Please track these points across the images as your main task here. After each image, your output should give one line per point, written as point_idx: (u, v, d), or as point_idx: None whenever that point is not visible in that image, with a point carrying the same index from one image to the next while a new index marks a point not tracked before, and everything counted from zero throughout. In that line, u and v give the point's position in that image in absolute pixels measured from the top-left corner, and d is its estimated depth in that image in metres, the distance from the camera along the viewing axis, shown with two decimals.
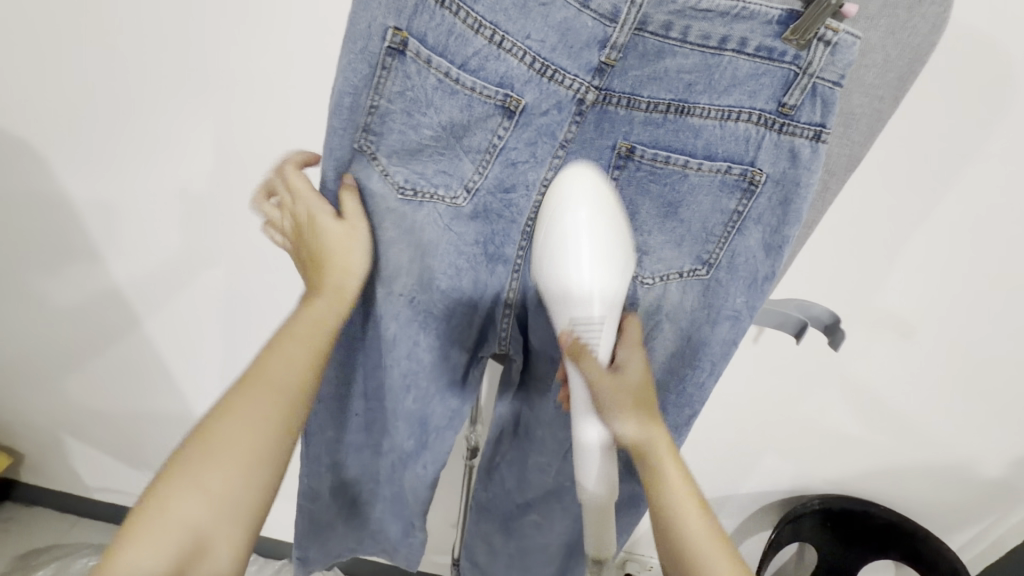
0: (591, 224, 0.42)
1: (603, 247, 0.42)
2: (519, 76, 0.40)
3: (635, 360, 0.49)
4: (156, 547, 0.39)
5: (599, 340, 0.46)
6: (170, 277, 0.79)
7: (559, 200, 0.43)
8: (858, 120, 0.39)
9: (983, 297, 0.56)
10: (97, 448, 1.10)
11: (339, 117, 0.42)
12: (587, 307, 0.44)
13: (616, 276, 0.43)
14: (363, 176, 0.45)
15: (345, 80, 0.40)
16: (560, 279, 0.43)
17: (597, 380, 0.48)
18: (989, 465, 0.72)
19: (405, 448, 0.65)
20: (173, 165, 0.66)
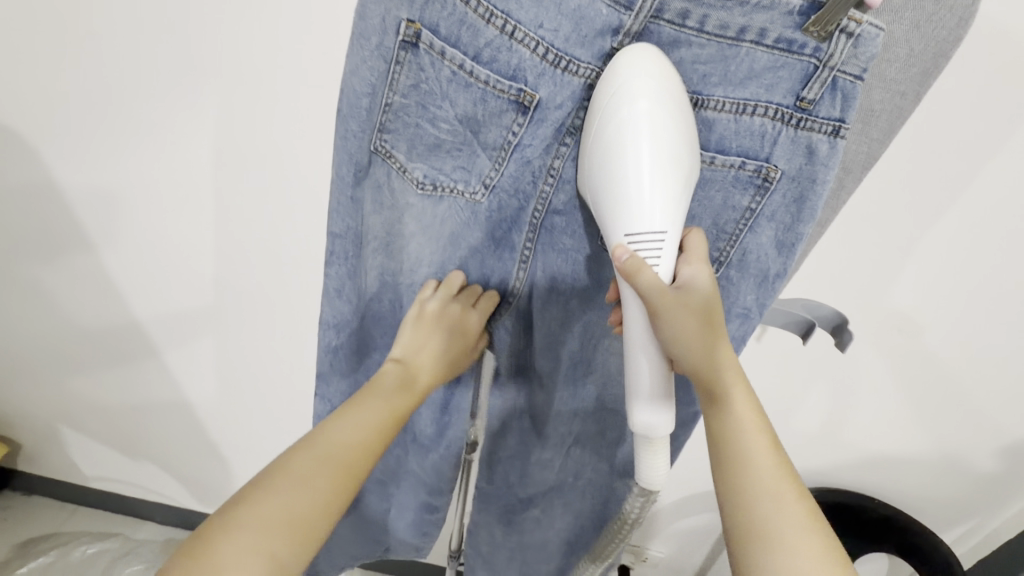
0: (650, 127, 0.35)
1: (665, 148, 0.36)
2: (533, 68, 0.39)
3: (703, 278, 0.41)
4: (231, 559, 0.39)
5: (662, 251, 0.38)
6: (169, 268, 0.81)
7: (614, 89, 0.36)
8: (878, 116, 0.38)
9: (993, 297, 0.55)
10: (95, 438, 1.13)
11: (356, 117, 0.42)
12: (646, 218, 0.37)
13: (683, 173, 0.36)
14: (385, 174, 0.47)
15: (360, 78, 0.40)
16: (616, 174, 0.37)
17: (662, 303, 0.39)
18: (980, 458, 0.70)
19: (427, 434, 0.72)
20: (164, 153, 0.67)
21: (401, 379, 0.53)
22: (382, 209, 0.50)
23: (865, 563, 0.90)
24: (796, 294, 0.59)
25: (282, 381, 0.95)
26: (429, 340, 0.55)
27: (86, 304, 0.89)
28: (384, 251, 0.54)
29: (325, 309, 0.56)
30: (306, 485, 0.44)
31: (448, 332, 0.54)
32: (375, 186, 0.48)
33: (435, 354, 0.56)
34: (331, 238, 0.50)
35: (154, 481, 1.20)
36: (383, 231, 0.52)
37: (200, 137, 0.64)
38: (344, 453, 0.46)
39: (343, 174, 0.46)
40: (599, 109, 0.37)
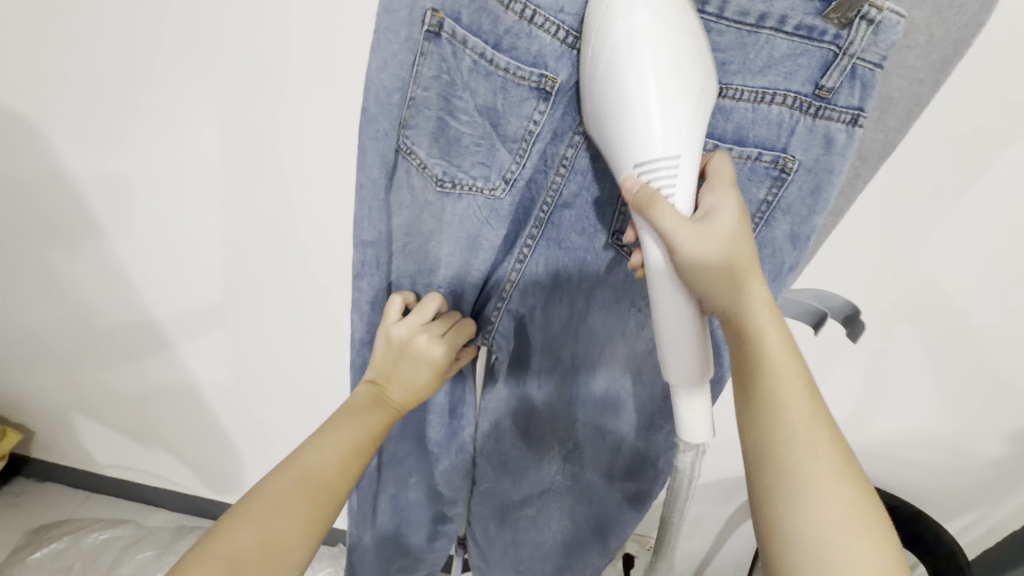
0: (649, 37, 0.34)
1: (666, 56, 0.34)
2: (552, 53, 0.39)
3: (726, 208, 0.39)
4: (236, 544, 0.47)
5: (673, 184, 0.36)
6: (179, 256, 0.81)
7: (605, 10, 0.35)
8: (896, 104, 0.38)
9: (1003, 288, 0.55)
10: (105, 426, 1.14)
11: (387, 115, 0.41)
12: (652, 139, 0.35)
13: (689, 94, 0.35)
14: (405, 172, 0.46)
15: (389, 74, 0.40)
16: (619, 102, 0.35)
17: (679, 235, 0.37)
18: (989, 449, 0.70)
19: (436, 438, 0.73)
20: (177, 142, 0.67)
21: (374, 397, 0.57)
22: (405, 209, 0.49)
23: None
24: (804, 284, 0.60)
25: (291, 371, 0.96)
26: (399, 363, 0.56)
27: (100, 293, 0.90)
28: (407, 253, 0.53)
29: (357, 323, 0.55)
30: (298, 487, 0.50)
31: (417, 355, 0.56)
32: (397, 187, 0.47)
33: (408, 378, 0.57)
34: (362, 248, 0.49)
35: (164, 469, 1.21)
36: (404, 234, 0.51)
37: (217, 126, 0.65)
38: (337, 457, 0.53)
39: (375, 177, 0.44)
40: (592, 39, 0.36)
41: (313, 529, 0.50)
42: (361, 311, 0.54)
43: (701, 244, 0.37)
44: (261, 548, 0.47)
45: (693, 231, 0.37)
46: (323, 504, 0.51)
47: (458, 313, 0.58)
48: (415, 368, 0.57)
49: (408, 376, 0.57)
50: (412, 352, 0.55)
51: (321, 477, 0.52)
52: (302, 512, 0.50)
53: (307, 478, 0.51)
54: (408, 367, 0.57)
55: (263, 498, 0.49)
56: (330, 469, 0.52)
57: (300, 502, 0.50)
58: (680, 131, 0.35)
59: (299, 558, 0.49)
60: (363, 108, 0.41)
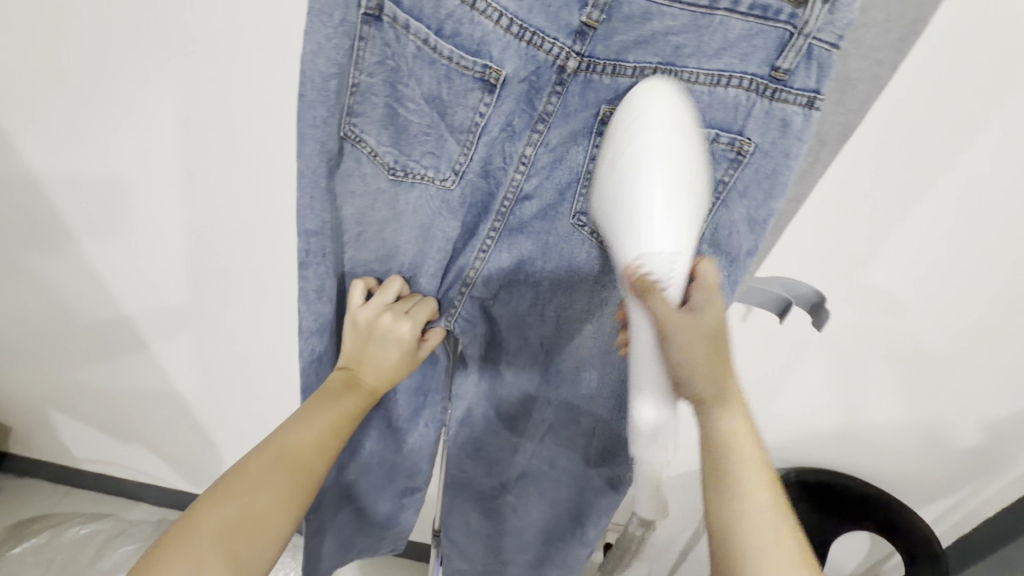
0: (666, 148, 0.35)
1: (679, 168, 0.36)
2: (496, 42, 0.37)
3: (713, 309, 0.42)
4: (211, 527, 0.45)
5: (670, 279, 0.39)
6: (144, 250, 0.79)
7: (632, 117, 0.37)
8: (854, 86, 0.37)
9: (971, 274, 0.54)
10: (81, 421, 1.13)
11: (325, 102, 0.41)
12: (656, 239, 0.37)
13: (693, 205, 0.37)
14: (355, 160, 0.46)
15: (325, 59, 0.39)
16: (624, 207, 0.37)
17: (668, 321, 0.40)
18: (964, 437, 0.70)
19: (402, 416, 0.72)
20: (136, 132, 0.65)
21: (344, 382, 0.55)
22: (355, 198, 0.49)
23: (844, 542, 0.88)
24: (773, 272, 0.58)
25: (263, 366, 0.94)
26: (368, 345, 0.55)
27: (64, 286, 0.88)
28: (356, 241, 0.52)
29: (304, 313, 0.54)
30: (277, 467, 0.49)
31: (384, 336, 0.54)
32: (346, 174, 0.47)
33: (379, 361, 0.55)
34: (306, 238, 0.48)
35: (143, 464, 1.20)
36: (356, 223, 0.51)
37: (171, 113, 0.62)
38: (315, 436, 0.51)
39: (316, 166, 0.44)
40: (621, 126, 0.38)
41: (293, 509, 0.49)
42: (308, 301, 0.53)
43: (686, 334, 0.42)
44: (236, 531, 0.45)
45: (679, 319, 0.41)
46: (302, 484, 0.49)
47: (424, 294, 0.56)
48: (385, 350, 0.55)
49: (378, 359, 0.55)
50: (379, 333, 0.53)
51: (299, 457, 0.50)
52: (281, 492, 0.48)
53: (283, 465, 0.49)
54: (378, 350, 0.55)
55: (235, 488, 0.47)
56: (309, 448, 0.50)
57: (278, 482, 0.48)
58: (680, 238, 0.37)
59: (279, 538, 0.48)
60: (300, 94, 0.40)
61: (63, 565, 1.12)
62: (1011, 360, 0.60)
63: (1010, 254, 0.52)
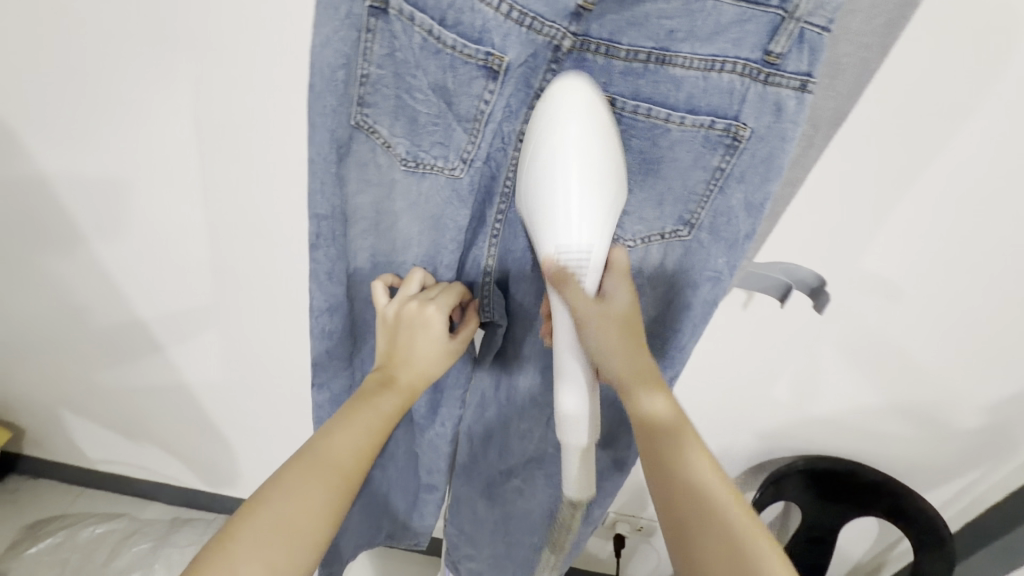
0: (581, 151, 0.39)
1: (594, 170, 0.39)
2: (497, 29, 0.38)
3: (622, 292, 0.45)
4: (263, 531, 0.45)
5: (585, 269, 0.42)
6: (152, 249, 0.80)
7: (549, 116, 0.39)
8: (845, 70, 0.37)
9: (971, 257, 0.54)
10: (94, 421, 1.15)
11: (334, 91, 0.41)
12: (568, 232, 0.41)
13: (607, 205, 0.40)
14: (369, 150, 0.47)
15: (333, 51, 0.39)
16: (545, 207, 0.41)
17: (580, 311, 0.44)
18: (969, 421, 0.70)
19: (420, 411, 0.72)
20: (143, 130, 0.66)
21: (381, 379, 0.55)
22: (370, 186, 0.50)
23: (851, 529, 0.89)
24: (773, 258, 0.58)
25: (269, 364, 0.95)
26: (398, 338, 0.55)
27: (76, 288, 0.89)
28: (373, 231, 0.54)
29: (315, 293, 0.54)
30: (325, 468, 0.48)
31: (413, 323, 0.54)
32: (360, 164, 0.48)
33: (415, 351, 0.55)
34: (317, 221, 0.48)
35: (154, 463, 1.22)
36: (373, 211, 0.52)
37: (179, 113, 0.64)
38: (364, 434, 0.51)
39: (327, 153, 0.44)
40: (534, 137, 0.40)
41: (340, 509, 0.49)
42: (319, 282, 0.53)
43: (600, 322, 0.45)
44: (288, 535, 0.45)
45: (594, 307, 0.44)
46: (348, 483, 0.49)
47: (450, 281, 0.56)
48: (415, 340, 0.55)
49: (410, 350, 0.55)
50: (407, 322, 0.54)
51: (347, 455, 0.50)
52: (327, 494, 0.48)
53: (325, 470, 0.48)
54: (409, 340, 0.55)
55: (280, 493, 0.46)
56: (356, 446, 0.51)
57: (327, 483, 0.48)
58: (590, 229, 0.41)
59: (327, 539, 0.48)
60: (309, 84, 0.40)
61: (78, 566, 1.14)
62: (1011, 343, 0.60)
63: (1006, 236, 0.52)
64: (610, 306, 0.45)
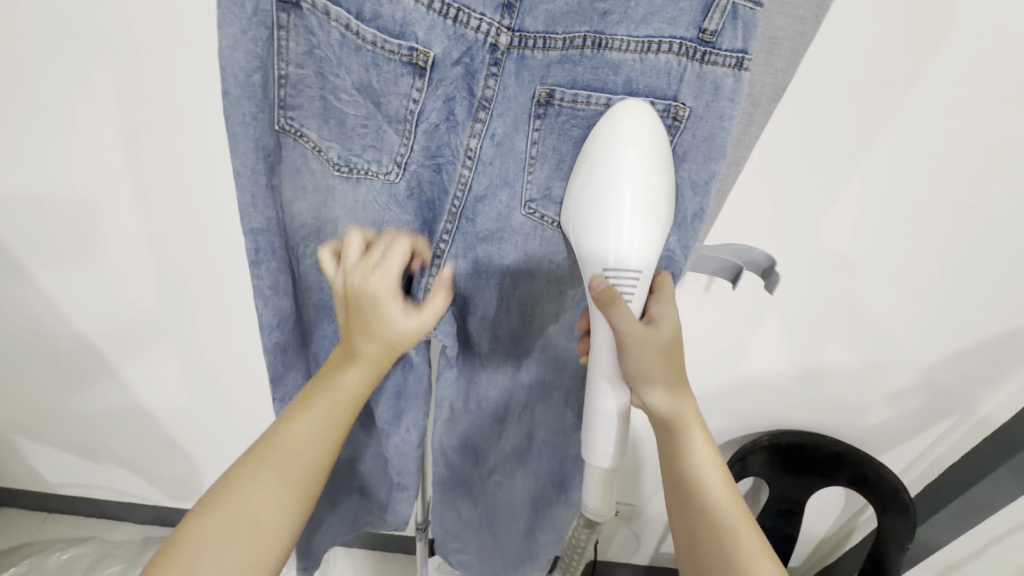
0: (632, 177, 0.39)
1: (645, 196, 0.39)
2: (420, 21, 0.37)
3: (669, 317, 0.46)
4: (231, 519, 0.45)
5: (632, 294, 0.43)
6: (95, 265, 0.76)
7: (604, 141, 0.39)
8: (781, 44, 0.36)
9: (915, 228, 0.55)
10: (52, 446, 1.10)
11: (252, 97, 0.38)
12: (617, 253, 0.41)
13: (655, 233, 0.41)
14: (301, 155, 0.45)
15: (244, 53, 0.37)
16: (596, 230, 0.41)
17: (627, 333, 0.44)
18: (921, 385, 0.72)
19: (384, 418, 0.69)
20: (73, 138, 0.62)
21: (344, 355, 0.49)
22: (308, 193, 0.48)
23: (822, 500, 0.91)
24: (727, 238, 0.59)
25: (230, 377, 0.91)
26: (352, 312, 0.48)
27: (18, 310, 0.84)
28: (316, 238, 0.52)
29: (263, 310, 0.51)
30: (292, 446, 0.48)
31: (366, 295, 0.47)
32: (294, 171, 0.46)
33: (373, 325, 0.48)
34: (253, 235, 0.45)
35: (121, 483, 1.18)
36: (313, 217, 0.50)
37: (110, 119, 0.60)
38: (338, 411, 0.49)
39: (253, 164, 0.42)
40: (584, 169, 0.41)
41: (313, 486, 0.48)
42: (265, 298, 0.50)
43: (643, 343, 0.45)
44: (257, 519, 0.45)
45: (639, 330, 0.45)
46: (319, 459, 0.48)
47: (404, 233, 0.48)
48: (372, 312, 0.48)
49: (367, 322, 0.48)
50: (360, 294, 0.47)
51: (316, 432, 0.48)
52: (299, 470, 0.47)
53: (300, 445, 0.48)
54: (366, 314, 0.48)
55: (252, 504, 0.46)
56: (328, 425, 0.48)
57: (297, 461, 0.48)
58: (642, 255, 0.41)
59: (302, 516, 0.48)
60: (223, 91, 0.37)
61: None
62: (956, 308, 0.62)
63: (946, 203, 0.53)
64: (655, 330, 0.46)
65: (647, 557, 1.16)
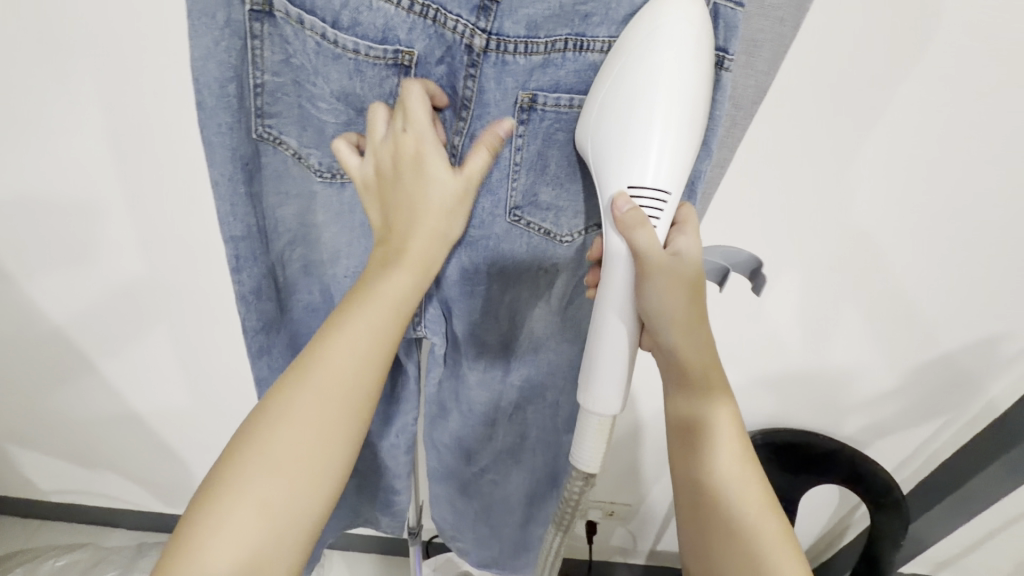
0: (667, 85, 0.34)
1: (679, 108, 0.34)
2: (402, 25, 0.36)
3: (693, 251, 0.41)
4: (267, 467, 0.38)
5: (657, 217, 0.37)
6: (81, 271, 0.76)
7: (637, 43, 0.34)
8: (761, 46, 0.36)
9: (902, 227, 0.55)
10: (44, 453, 1.09)
11: (227, 107, 0.38)
12: (642, 169, 0.36)
13: (687, 153, 0.36)
14: (281, 163, 0.44)
15: (217, 64, 0.36)
16: (620, 142, 0.36)
17: (648, 262, 0.38)
18: (911, 382, 0.72)
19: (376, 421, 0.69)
20: (55, 144, 0.62)
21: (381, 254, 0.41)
22: (291, 199, 0.47)
23: (816, 497, 0.91)
24: (716, 240, 0.59)
25: (221, 382, 0.91)
26: (388, 203, 0.41)
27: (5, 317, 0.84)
28: (302, 242, 0.51)
29: (246, 316, 0.50)
30: (321, 384, 0.39)
31: (404, 174, 0.40)
32: (275, 176, 0.45)
33: (413, 204, 0.40)
34: (234, 243, 0.45)
35: (114, 489, 1.17)
36: (297, 224, 0.49)
37: (91, 124, 0.59)
38: (376, 335, 0.40)
39: (232, 173, 0.41)
40: (612, 70, 0.35)
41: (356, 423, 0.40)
42: (248, 304, 0.49)
43: (664, 274, 0.40)
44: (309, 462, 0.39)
45: (665, 260, 0.39)
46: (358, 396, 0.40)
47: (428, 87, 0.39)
48: (412, 191, 0.40)
49: (407, 207, 0.40)
50: (396, 176, 0.40)
51: (346, 367, 0.40)
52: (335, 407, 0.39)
53: (335, 374, 0.39)
54: (405, 196, 0.40)
55: (294, 448, 0.38)
56: (365, 353, 0.40)
57: (330, 401, 0.39)
58: (671, 173, 0.36)
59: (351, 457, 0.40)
60: (197, 102, 0.37)
61: None
62: (945, 306, 0.62)
63: (933, 202, 0.53)
64: (680, 262, 0.40)
65: (643, 555, 1.16)
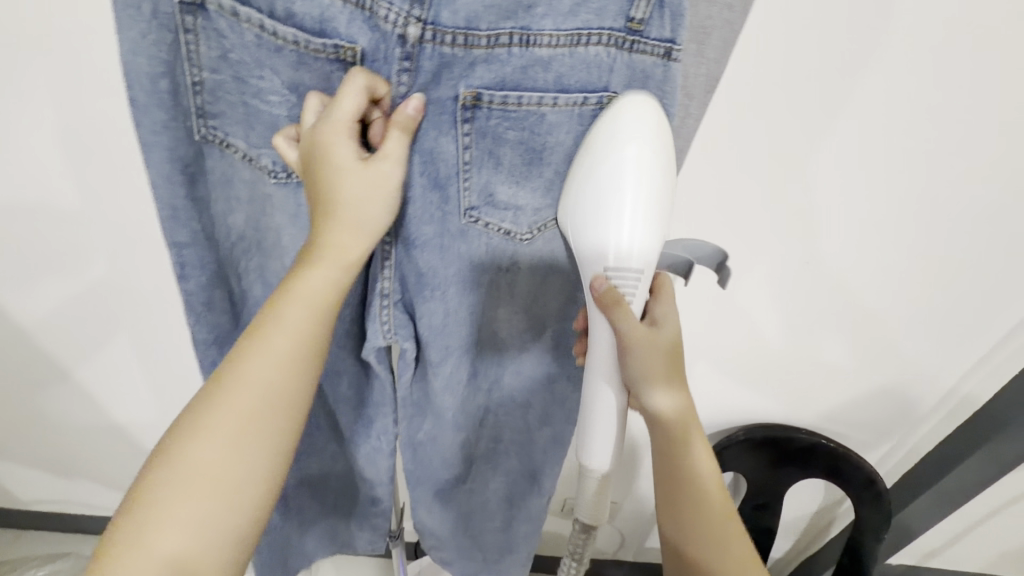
0: (637, 165, 0.35)
1: (650, 188, 0.36)
2: (340, 15, 0.35)
3: (671, 320, 0.44)
4: (177, 499, 0.37)
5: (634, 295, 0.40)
6: (45, 277, 0.74)
7: (607, 132, 0.36)
8: (710, 34, 0.35)
9: (871, 217, 0.55)
10: (19, 462, 1.08)
11: (160, 104, 0.37)
12: (618, 252, 0.38)
13: (660, 230, 0.37)
14: (224, 163, 0.42)
15: (147, 57, 0.35)
16: (596, 224, 0.37)
17: (631, 337, 0.41)
18: (889, 375, 0.72)
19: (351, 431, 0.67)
20: (10, 146, 0.60)
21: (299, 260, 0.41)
22: (242, 204, 0.45)
23: (799, 490, 0.91)
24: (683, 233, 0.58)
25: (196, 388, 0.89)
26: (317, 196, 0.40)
27: None
28: (257, 250, 0.49)
29: (196, 327, 0.49)
30: (236, 407, 0.39)
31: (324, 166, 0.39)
32: (223, 181, 0.44)
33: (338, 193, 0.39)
34: (178, 250, 0.44)
35: (93, 497, 1.15)
36: (251, 227, 0.47)
37: (45, 126, 0.58)
38: (292, 355, 0.40)
39: (170, 174, 0.40)
40: (585, 156, 0.37)
41: (279, 445, 0.40)
42: (197, 316, 0.48)
43: (646, 346, 0.42)
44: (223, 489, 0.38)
45: (641, 334, 0.41)
46: (279, 418, 0.40)
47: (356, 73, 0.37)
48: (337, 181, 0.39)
49: (333, 198, 0.40)
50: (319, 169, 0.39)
51: (265, 386, 0.40)
52: (254, 433, 0.39)
53: (251, 392, 0.39)
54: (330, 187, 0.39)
55: (206, 470, 0.38)
56: (283, 374, 0.40)
57: (247, 426, 0.39)
58: (644, 254, 0.38)
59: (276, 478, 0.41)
60: (129, 98, 0.36)
61: None
62: (916, 297, 0.62)
63: (900, 190, 0.52)
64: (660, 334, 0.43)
65: (631, 552, 1.15)
